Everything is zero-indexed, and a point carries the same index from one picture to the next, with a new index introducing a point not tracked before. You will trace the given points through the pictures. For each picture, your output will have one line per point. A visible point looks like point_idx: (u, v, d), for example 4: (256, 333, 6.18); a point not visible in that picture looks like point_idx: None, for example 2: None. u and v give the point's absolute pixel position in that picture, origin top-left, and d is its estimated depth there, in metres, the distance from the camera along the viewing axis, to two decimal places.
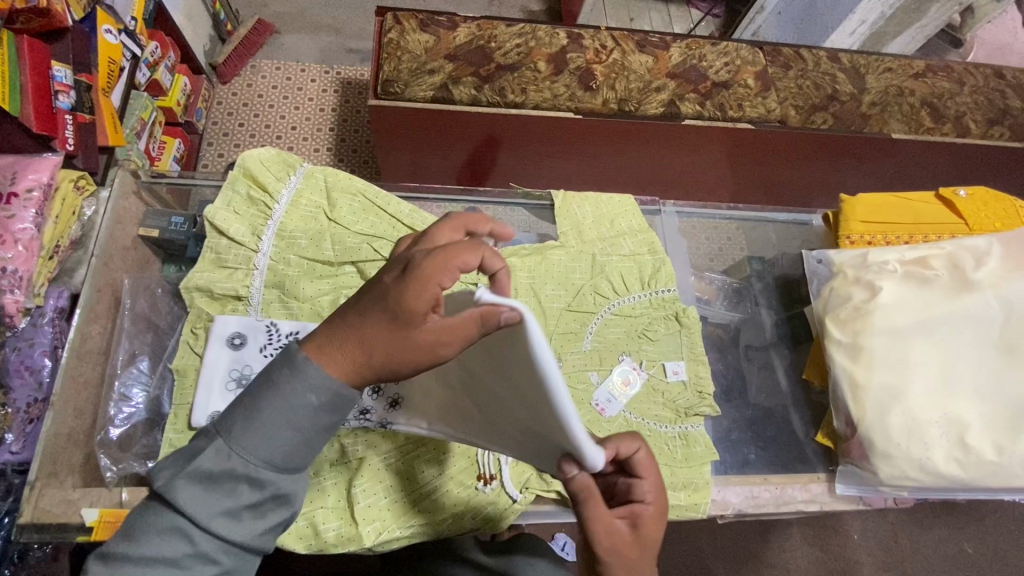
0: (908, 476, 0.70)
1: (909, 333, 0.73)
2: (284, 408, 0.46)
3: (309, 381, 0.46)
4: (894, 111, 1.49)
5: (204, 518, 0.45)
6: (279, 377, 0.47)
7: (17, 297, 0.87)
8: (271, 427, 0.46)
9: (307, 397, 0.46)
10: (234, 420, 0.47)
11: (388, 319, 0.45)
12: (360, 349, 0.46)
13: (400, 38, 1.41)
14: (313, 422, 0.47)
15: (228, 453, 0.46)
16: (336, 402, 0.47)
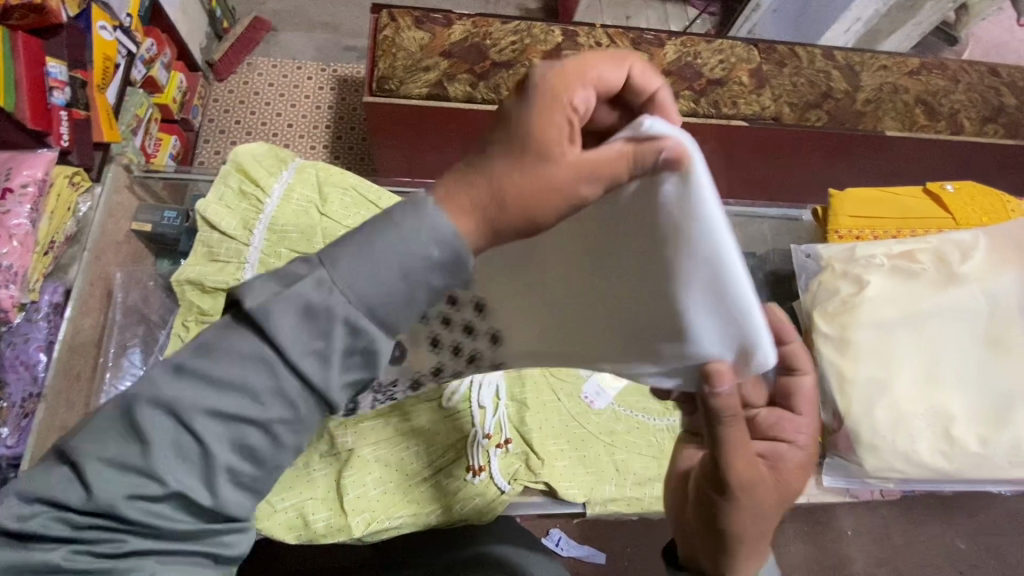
0: (894, 468, 0.71)
1: (894, 327, 0.74)
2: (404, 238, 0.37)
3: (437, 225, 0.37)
4: (889, 109, 1.51)
5: (285, 351, 0.36)
6: (399, 215, 0.38)
7: (11, 292, 0.88)
8: (385, 265, 0.37)
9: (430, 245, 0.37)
10: (345, 251, 0.37)
11: (524, 153, 0.37)
12: (484, 199, 0.37)
13: (395, 35, 1.42)
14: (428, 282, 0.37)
15: (329, 288, 0.37)
16: (456, 264, 0.38)
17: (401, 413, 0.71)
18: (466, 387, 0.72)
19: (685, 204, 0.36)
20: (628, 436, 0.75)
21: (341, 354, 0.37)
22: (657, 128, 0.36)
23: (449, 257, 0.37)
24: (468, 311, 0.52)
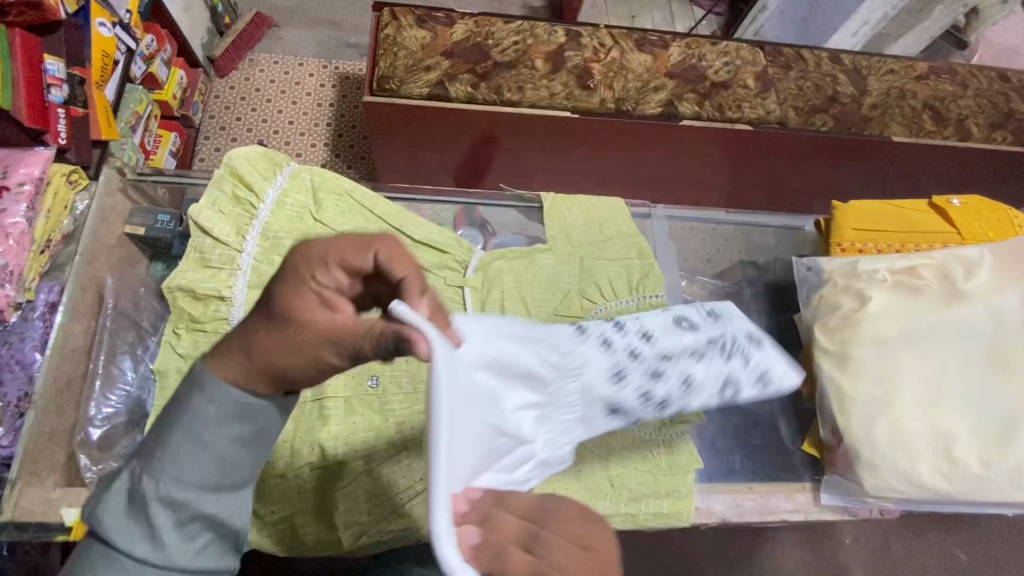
0: (893, 487, 0.70)
1: (897, 344, 0.73)
2: (200, 440, 0.42)
3: (212, 403, 0.42)
4: (895, 114, 1.48)
5: (131, 544, 0.42)
6: (184, 402, 0.43)
7: (7, 291, 0.87)
8: (188, 452, 0.42)
9: (208, 408, 0.42)
10: (145, 454, 0.43)
11: (284, 324, 0.42)
12: (253, 365, 0.42)
13: (396, 34, 1.40)
14: (225, 443, 0.43)
15: (144, 483, 0.42)
16: (244, 416, 0.43)
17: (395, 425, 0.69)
18: None
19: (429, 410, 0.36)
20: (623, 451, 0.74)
21: (181, 520, 0.42)
22: (399, 311, 0.37)
23: (232, 415, 0.43)
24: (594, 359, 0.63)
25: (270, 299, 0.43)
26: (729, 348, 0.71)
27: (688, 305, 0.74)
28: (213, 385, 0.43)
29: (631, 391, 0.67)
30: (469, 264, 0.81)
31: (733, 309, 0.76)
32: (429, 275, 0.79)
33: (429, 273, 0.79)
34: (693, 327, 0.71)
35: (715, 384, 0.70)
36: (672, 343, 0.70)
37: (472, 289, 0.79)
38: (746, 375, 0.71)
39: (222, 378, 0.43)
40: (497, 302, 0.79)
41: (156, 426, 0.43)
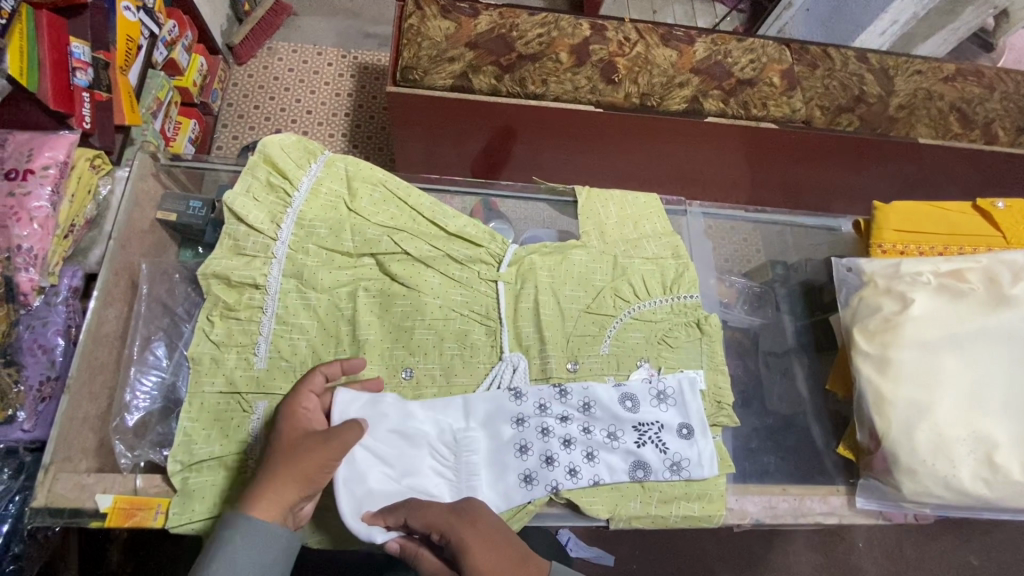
0: (932, 493, 0.69)
1: (940, 347, 0.71)
2: (234, 565, 0.53)
3: (242, 529, 0.54)
4: (922, 115, 1.46)
5: None
6: (223, 546, 0.54)
7: (31, 275, 0.87)
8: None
9: (236, 540, 0.54)
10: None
11: (297, 450, 0.57)
12: (289, 487, 0.56)
13: (420, 24, 1.39)
14: (254, 561, 0.54)
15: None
16: (265, 540, 0.55)
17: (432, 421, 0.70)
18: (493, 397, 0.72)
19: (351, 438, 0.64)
20: None
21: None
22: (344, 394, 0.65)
23: (254, 540, 0.54)
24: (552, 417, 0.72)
25: (274, 442, 0.59)
26: (651, 436, 0.72)
27: (638, 378, 0.75)
28: (247, 523, 0.54)
29: (576, 453, 0.71)
30: (503, 258, 0.78)
31: (696, 397, 0.74)
32: (462, 268, 0.77)
33: (462, 266, 0.77)
34: (631, 409, 0.73)
35: (622, 465, 0.71)
36: (601, 423, 0.72)
37: (506, 283, 0.77)
38: (658, 456, 0.71)
39: (262, 515, 0.55)
40: (530, 297, 0.76)
41: (200, 562, 0.54)
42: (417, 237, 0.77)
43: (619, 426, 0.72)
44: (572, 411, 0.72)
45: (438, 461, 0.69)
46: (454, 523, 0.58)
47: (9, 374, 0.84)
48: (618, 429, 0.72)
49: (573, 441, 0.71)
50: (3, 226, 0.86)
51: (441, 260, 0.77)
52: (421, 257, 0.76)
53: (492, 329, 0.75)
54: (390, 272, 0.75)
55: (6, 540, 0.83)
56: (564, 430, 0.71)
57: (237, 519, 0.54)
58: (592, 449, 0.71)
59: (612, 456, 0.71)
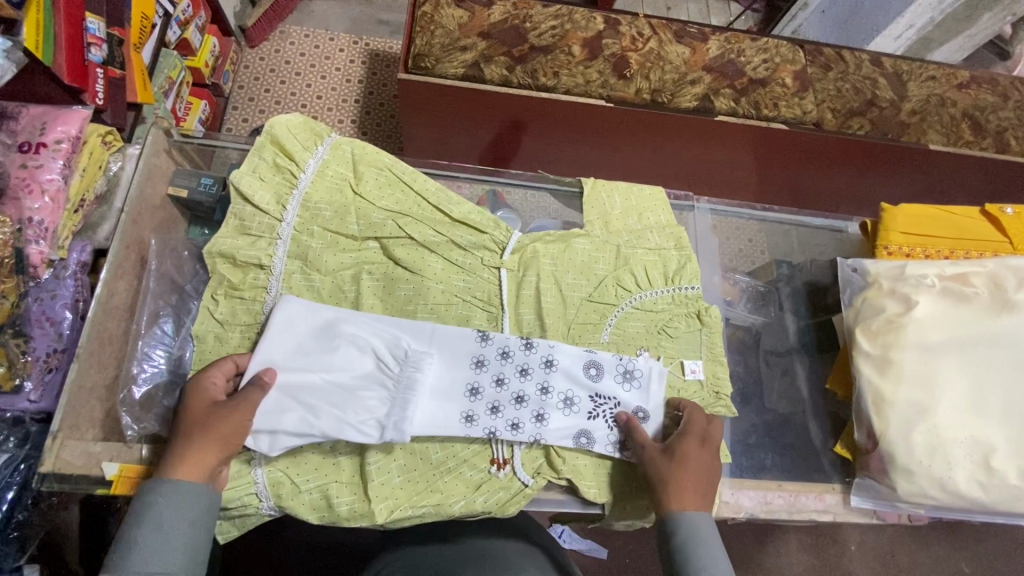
0: (926, 494, 0.69)
1: (940, 350, 0.72)
2: (160, 524, 0.55)
3: (159, 487, 0.56)
4: (934, 121, 1.45)
5: None
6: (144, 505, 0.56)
7: (41, 247, 0.87)
8: (154, 533, 0.54)
9: (158, 499, 0.56)
10: (116, 551, 0.54)
11: (206, 423, 0.59)
12: (208, 450, 0.58)
13: (433, 12, 1.39)
14: (177, 517, 0.56)
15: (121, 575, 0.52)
16: (186, 496, 0.56)
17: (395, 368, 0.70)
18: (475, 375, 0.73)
19: (283, 330, 0.69)
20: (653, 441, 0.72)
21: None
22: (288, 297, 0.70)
23: (174, 497, 0.56)
24: (512, 366, 0.72)
25: (181, 418, 0.60)
26: (604, 410, 0.72)
27: (613, 354, 0.74)
28: (172, 487, 0.56)
29: (526, 411, 0.70)
30: (507, 245, 0.78)
31: (659, 380, 0.73)
32: (466, 254, 0.77)
33: (466, 253, 0.77)
34: (592, 378, 0.73)
35: (568, 432, 0.70)
36: (560, 386, 0.72)
37: (510, 271, 0.77)
38: (606, 432, 0.71)
39: (178, 483, 0.56)
40: (533, 285, 0.76)
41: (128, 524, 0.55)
42: (422, 222, 0.77)
43: (569, 395, 0.72)
44: (533, 366, 0.72)
45: (380, 394, 0.69)
46: (694, 430, 0.68)
47: (17, 344, 0.86)
48: (571, 399, 0.72)
49: (525, 398, 0.71)
50: (15, 198, 0.87)
51: (445, 246, 0.77)
52: (426, 242, 0.76)
53: (494, 316, 0.76)
54: (394, 256, 0.75)
55: (11, 507, 0.86)
56: (519, 384, 0.71)
57: (156, 484, 0.56)
58: (542, 411, 0.71)
59: (557, 423, 0.70)
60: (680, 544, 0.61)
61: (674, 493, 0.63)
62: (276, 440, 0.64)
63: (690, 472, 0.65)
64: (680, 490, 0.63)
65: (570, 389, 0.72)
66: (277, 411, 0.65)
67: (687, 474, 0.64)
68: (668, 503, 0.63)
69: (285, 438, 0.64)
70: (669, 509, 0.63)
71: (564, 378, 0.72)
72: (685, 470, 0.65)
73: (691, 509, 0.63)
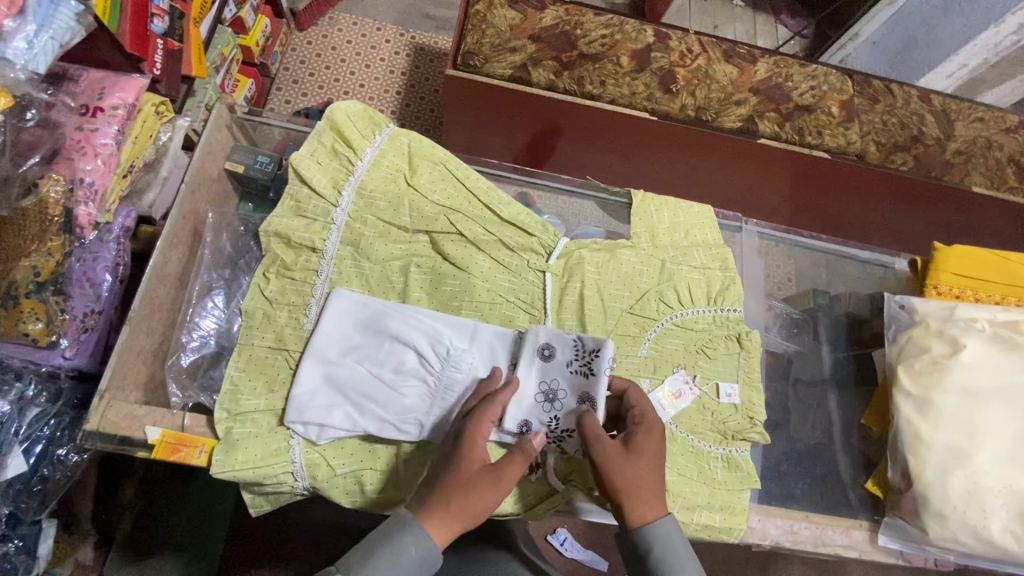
0: (959, 540, 0.69)
1: (985, 397, 0.71)
2: (396, 568, 0.53)
3: (414, 533, 0.54)
4: (978, 164, 1.43)
5: None
6: (392, 532, 0.55)
7: (90, 209, 0.88)
8: (389, 573, 0.53)
9: (409, 548, 0.54)
10: (354, 561, 0.53)
11: (473, 489, 0.56)
12: (458, 518, 0.56)
13: (487, 11, 1.40)
14: (411, 572, 0.54)
15: None
16: (429, 557, 0.55)
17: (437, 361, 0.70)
18: None
19: (336, 319, 0.70)
20: (680, 459, 0.72)
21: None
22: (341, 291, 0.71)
23: (421, 552, 0.54)
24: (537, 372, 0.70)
25: (450, 470, 0.58)
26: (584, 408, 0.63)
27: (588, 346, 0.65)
28: (420, 536, 0.54)
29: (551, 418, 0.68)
30: (553, 249, 0.78)
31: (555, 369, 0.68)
32: (513, 255, 0.77)
33: (513, 253, 0.77)
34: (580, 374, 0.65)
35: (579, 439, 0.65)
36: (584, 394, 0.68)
37: (554, 275, 0.77)
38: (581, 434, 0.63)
39: (430, 539, 0.55)
40: (575, 291, 0.76)
41: (374, 541, 0.54)
42: (472, 219, 0.78)
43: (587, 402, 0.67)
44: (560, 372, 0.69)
45: (419, 387, 0.69)
46: (653, 420, 0.63)
47: (56, 301, 0.87)
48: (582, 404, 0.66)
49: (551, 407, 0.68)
50: (68, 158, 0.87)
51: (493, 245, 0.77)
52: (474, 240, 0.76)
53: (536, 319, 0.75)
54: (442, 251, 0.76)
55: (36, 462, 0.90)
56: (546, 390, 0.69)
57: (408, 526, 0.55)
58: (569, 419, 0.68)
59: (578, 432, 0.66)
60: (653, 557, 0.57)
61: (641, 497, 0.58)
62: (323, 431, 0.66)
63: (645, 466, 0.60)
64: (643, 486, 0.59)
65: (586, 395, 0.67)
66: (327, 403, 0.67)
67: (640, 472, 0.59)
68: (636, 511, 0.58)
69: (332, 430, 0.66)
70: (633, 515, 0.58)
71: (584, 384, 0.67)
72: (644, 463, 0.60)
73: (659, 512, 0.59)
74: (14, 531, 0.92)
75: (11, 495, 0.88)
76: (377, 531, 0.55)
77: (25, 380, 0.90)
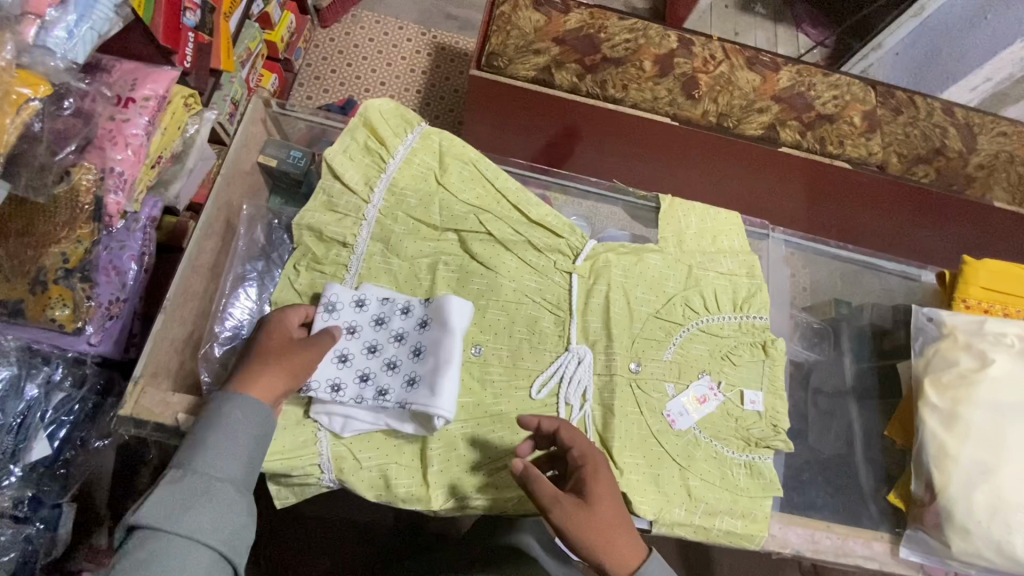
0: (982, 555, 0.68)
1: (1013, 413, 0.71)
2: (231, 434, 0.56)
3: (240, 400, 0.58)
4: (1001, 178, 1.42)
5: (162, 522, 0.50)
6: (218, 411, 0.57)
7: (119, 199, 0.89)
8: (224, 439, 0.56)
9: (234, 413, 0.57)
10: (187, 451, 0.55)
11: (287, 353, 0.63)
12: (282, 378, 0.61)
13: (512, 13, 1.41)
14: (248, 431, 0.57)
15: (190, 475, 0.54)
16: (261, 415, 0.59)
17: (398, 354, 0.70)
18: (556, 382, 0.72)
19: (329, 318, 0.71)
20: (703, 464, 0.72)
21: (220, 499, 0.53)
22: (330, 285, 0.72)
23: (249, 413, 0.58)
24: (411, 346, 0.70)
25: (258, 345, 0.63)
26: (374, 376, 0.69)
27: (387, 305, 0.72)
28: (246, 400, 0.58)
29: (399, 377, 0.68)
30: (580, 251, 0.79)
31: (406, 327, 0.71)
32: (540, 256, 0.78)
33: (540, 254, 0.78)
34: (396, 335, 0.71)
35: (400, 391, 0.67)
36: (408, 352, 0.70)
37: (580, 277, 0.78)
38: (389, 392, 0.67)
39: (258, 402, 0.58)
40: (602, 294, 0.77)
41: (200, 427, 0.57)
42: (501, 220, 0.78)
43: (406, 355, 0.70)
44: (407, 332, 0.71)
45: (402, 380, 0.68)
46: (600, 464, 0.60)
47: (83, 288, 0.88)
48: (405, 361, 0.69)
49: (398, 365, 0.69)
50: (100, 147, 0.87)
51: (521, 245, 0.78)
52: (503, 239, 0.77)
53: (562, 320, 0.76)
54: (471, 250, 0.76)
55: (60, 445, 0.91)
56: (398, 351, 0.70)
57: (234, 396, 0.58)
58: (413, 376, 0.68)
59: (415, 388, 0.67)
60: None
61: (614, 549, 0.57)
62: (348, 423, 0.67)
63: (606, 512, 0.58)
64: (611, 537, 0.57)
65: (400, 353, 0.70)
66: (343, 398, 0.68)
67: (603, 520, 0.57)
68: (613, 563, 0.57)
69: (356, 422, 0.67)
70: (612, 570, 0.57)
71: (401, 343, 0.70)
72: (607, 511, 0.58)
73: (634, 555, 0.58)
74: (36, 514, 0.90)
75: (34, 479, 0.89)
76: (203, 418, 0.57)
77: (53, 364, 0.91)
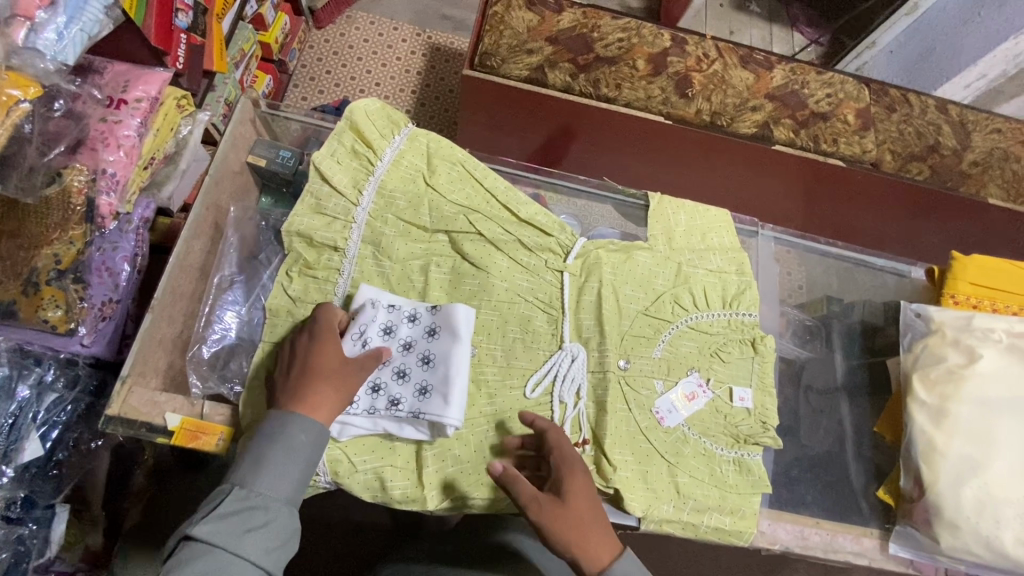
0: (971, 551, 0.68)
1: (1001, 408, 0.71)
2: (291, 457, 0.59)
3: (301, 423, 0.60)
4: (996, 176, 1.42)
5: (220, 539, 0.54)
6: (281, 432, 0.59)
7: (111, 200, 0.88)
8: (283, 462, 0.59)
9: (297, 437, 0.59)
10: (247, 468, 0.58)
11: (344, 373, 0.64)
12: (342, 400, 0.63)
13: (505, 13, 1.41)
14: (307, 456, 0.60)
15: (250, 493, 0.57)
16: (320, 439, 0.61)
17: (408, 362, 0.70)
18: (549, 381, 0.72)
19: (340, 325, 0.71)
20: (692, 461, 0.72)
21: (273, 521, 0.57)
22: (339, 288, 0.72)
23: (311, 438, 0.60)
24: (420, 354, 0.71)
25: (316, 363, 0.64)
26: (385, 384, 0.69)
27: (393, 313, 0.72)
28: (309, 424, 0.60)
29: (412, 386, 0.69)
30: (570, 250, 0.79)
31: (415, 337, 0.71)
32: (530, 255, 0.78)
33: (530, 253, 0.78)
34: (404, 344, 0.71)
35: (412, 400, 0.68)
36: (418, 360, 0.70)
37: (570, 276, 0.78)
38: (402, 401, 0.68)
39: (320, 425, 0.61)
40: (591, 292, 0.77)
41: (261, 446, 0.59)
42: (490, 219, 0.78)
43: (415, 364, 0.70)
44: (416, 341, 0.71)
45: (413, 388, 0.69)
46: (578, 464, 0.64)
47: (76, 289, 0.88)
48: (416, 370, 0.70)
49: (409, 373, 0.70)
50: (92, 148, 0.87)
51: (510, 245, 0.78)
52: (492, 239, 0.77)
53: (552, 319, 0.76)
54: (461, 250, 0.76)
55: (52, 446, 0.91)
56: (407, 360, 0.71)
57: (300, 420, 0.60)
58: (425, 384, 0.69)
59: (427, 397, 0.67)
60: None
61: (587, 544, 0.61)
62: (346, 427, 0.67)
63: (580, 509, 0.62)
64: (585, 531, 0.61)
65: (410, 363, 0.70)
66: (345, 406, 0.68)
67: (578, 517, 0.61)
68: (588, 557, 0.61)
69: (353, 427, 0.67)
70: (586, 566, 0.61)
71: (410, 352, 0.71)
72: (582, 508, 0.62)
73: (607, 549, 0.62)
74: (28, 514, 0.90)
75: (27, 479, 0.89)
76: (265, 437, 0.60)
77: (45, 365, 0.91)
